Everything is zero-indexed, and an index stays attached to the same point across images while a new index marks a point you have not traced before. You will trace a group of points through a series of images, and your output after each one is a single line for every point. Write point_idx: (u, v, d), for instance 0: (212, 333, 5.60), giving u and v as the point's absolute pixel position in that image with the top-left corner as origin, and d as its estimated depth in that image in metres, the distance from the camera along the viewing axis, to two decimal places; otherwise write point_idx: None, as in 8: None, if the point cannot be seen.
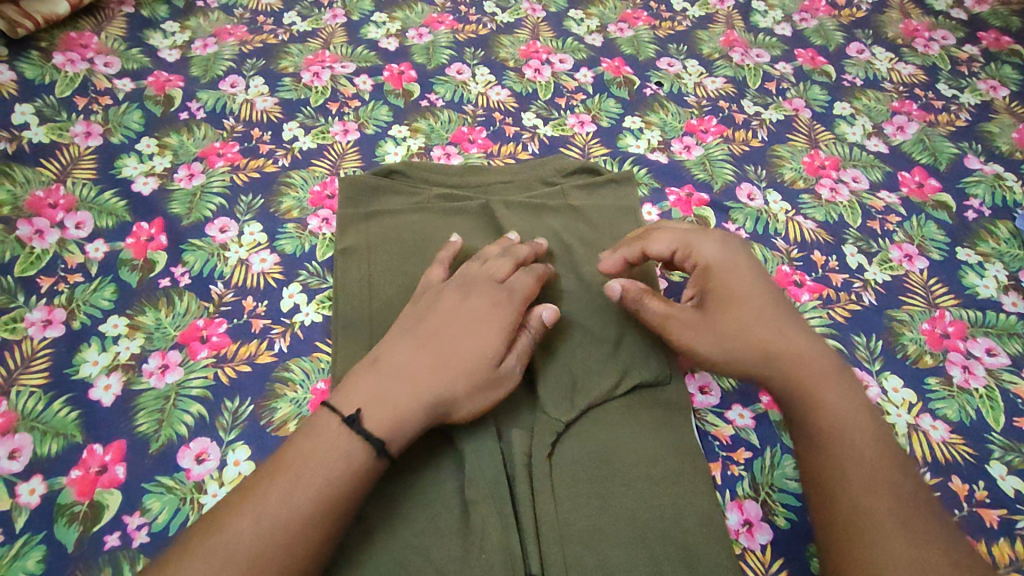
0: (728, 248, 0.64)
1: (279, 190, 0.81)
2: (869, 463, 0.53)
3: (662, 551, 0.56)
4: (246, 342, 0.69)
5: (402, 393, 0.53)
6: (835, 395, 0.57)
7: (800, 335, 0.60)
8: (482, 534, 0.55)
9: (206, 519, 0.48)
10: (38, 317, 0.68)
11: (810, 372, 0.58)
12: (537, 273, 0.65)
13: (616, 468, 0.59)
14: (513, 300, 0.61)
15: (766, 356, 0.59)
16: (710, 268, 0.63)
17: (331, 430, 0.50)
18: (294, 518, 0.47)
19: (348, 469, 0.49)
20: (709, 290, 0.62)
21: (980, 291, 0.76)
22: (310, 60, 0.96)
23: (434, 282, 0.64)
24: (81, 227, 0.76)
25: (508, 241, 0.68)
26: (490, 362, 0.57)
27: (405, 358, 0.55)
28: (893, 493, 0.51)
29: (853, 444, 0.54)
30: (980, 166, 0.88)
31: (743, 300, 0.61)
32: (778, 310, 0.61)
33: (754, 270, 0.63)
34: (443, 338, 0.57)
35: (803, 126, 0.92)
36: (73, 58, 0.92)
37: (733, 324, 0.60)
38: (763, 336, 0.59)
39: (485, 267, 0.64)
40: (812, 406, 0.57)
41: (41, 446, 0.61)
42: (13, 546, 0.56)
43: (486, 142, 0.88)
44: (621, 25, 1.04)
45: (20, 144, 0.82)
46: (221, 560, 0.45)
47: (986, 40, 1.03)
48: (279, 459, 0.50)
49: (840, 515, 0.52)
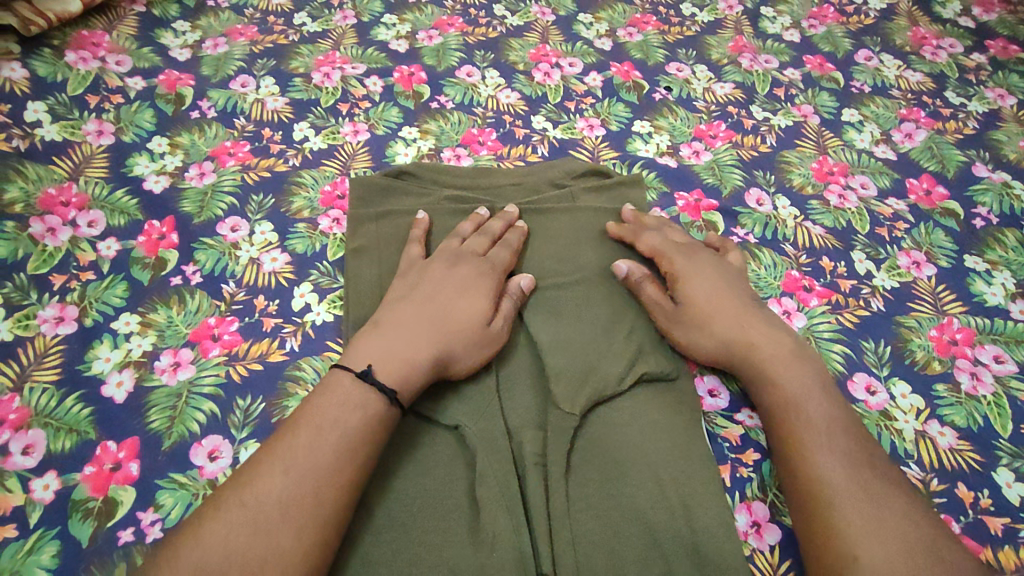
0: (695, 254, 0.71)
1: (290, 190, 0.82)
2: (825, 436, 0.56)
3: (672, 550, 0.56)
4: (258, 341, 0.69)
5: (406, 350, 0.57)
6: (793, 374, 0.61)
7: (761, 323, 0.64)
8: (493, 532, 0.55)
9: (234, 475, 0.50)
10: (50, 314, 0.69)
11: (770, 354, 0.62)
12: (513, 247, 0.71)
13: (627, 468, 0.60)
14: (496, 269, 0.67)
15: (733, 343, 0.63)
16: (679, 266, 0.69)
17: (345, 386, 0.54)
18: (319, 463, 0.50)
19: (365, 416, 0.53)
20: (680, 284, 0.68)
21: (988, 299, 0.76)
22: (320, 60, 0.96)
23: (417, 258, 0.69)
24: (93, 225, 0.76)
25: (480, 216, 0.73)
26: (484, 320, 0.62)
27: (404, 320, 0.60)
28: (850, 462, 0.55)
29: (809, 419, 0.58)
30: (989, 174, 0.88)
31: (708, 291, 0.66)
32: (744, 304, 0.66)
33: (723, 271, 0.69)
34: (438, 301, 0.62)
35: (812, 132, 0.92)
36: (85, 57, 0.92)
37: (703, 313, 0.65)
38: (726, 324, 0.64)
39: (465, 243, 0.69)
40: (771, 387, 0.61)
41: (54, 442, 0.61)
42: (26, 541, 0.56)
43: (496, 144, 0.88)
44: (630, 29, 1.04)
45: (33, 141, 0.82)
46: (255, 508, 0.47)
47: (994, 49, 1.04)
48: (300, 415, 0.53)
49: (805, 491, 0.55)
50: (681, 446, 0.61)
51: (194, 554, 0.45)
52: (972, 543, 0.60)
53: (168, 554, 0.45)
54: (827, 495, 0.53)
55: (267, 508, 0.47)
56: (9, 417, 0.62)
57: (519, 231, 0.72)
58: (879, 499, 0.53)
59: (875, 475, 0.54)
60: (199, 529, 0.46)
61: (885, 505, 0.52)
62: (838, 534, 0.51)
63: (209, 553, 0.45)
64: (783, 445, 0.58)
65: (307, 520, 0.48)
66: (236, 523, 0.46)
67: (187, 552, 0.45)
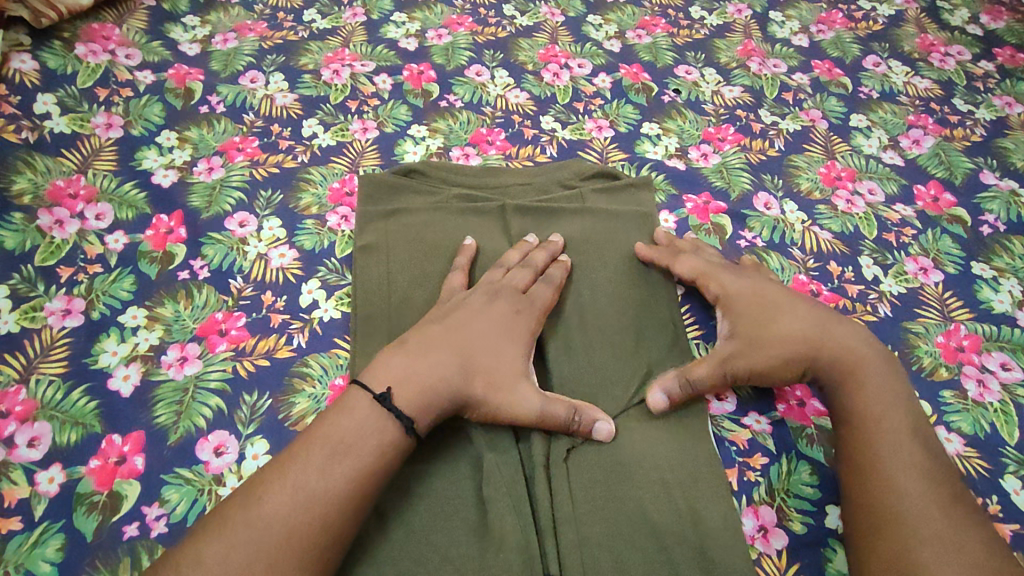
0: (741, 273, 0.69)
1: (299, 186, 0.82)
2: (904, 445, 0.56)
3: (679, 553, 0.56)
4: (265, 336, 0.69)
5: (430, 375, 0.56)
6: (880, 377, 0.60)
7: (843, 327, 0.64)
8: (501, 533, 0.55)
9: (245, 489, 0.50)
10: (58, 306, 0.69)
11: (856, 357, 0.61)
12: (556, 285, 0.68)
13: (632, 470, 0.60)
14: (534, 308, 0.65)
15: (812, 348, 0.62)
16: (731, 290, 0.68)
17: (363, 408, 0.53)
18: (329, 491, 0.49)
19: (380, 444, 0.52)
20: (736, 311, 0.66)
21: (994, 306, 0.76)
22: (329, 57, 0.96)
23: (457, 288, 0.67)
24: (101, 218, 0.76)
25: (526, 244, 0.71)
26: (518, 366, 0.60)
27: (433, 346, 0.58)
28: (926, 476, 0.55)
29: (891, 426, 0.58)
30: (996, 182, 0.88)
31: (776, 309, 0.65)
32: (822, 313, 0.65)
33: (772, 284, 0.68)
34: (469, 334, 0.60)
35: (820, 136, 0.92)
36: (95, 50, 0.92)
37: (778, 326, 0.63)
38: (804, 336, 0.63)
39: (508, 274, 0.67)
40: (855, 389, 0.60)
41: (60, 435, 0.61)
42: (32, 533, 0.56)
43: (505, 144, 0.88)
44: (640, 32, 1.04)
45: (42, 133, 0.82)
46: (261, 530, 0.47)
47: (1002, 57, 1.04)
48: (313, 434, 0.52)
49: (873, 498, 0.55)
50: (688, 448, 0.62)
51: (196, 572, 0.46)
52: None
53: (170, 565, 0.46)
54: (895, 504, 0.54)
55: (271, 534, 0.47)
56: (15, 409, 0.62)
57: (563, 265, 0.70)
58: (951, 516, 0.53)
59: (949, 491, 0.54)
60: (203, 546, 0.47)
61: (956, 522, 0.52)
62: (905, 546, 0.52)
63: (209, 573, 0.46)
64: (859, 447, 0.58)
65: (310, 548, 0.48)
66: (240, 547, 0.46)
67: (188, 569, 0.46)
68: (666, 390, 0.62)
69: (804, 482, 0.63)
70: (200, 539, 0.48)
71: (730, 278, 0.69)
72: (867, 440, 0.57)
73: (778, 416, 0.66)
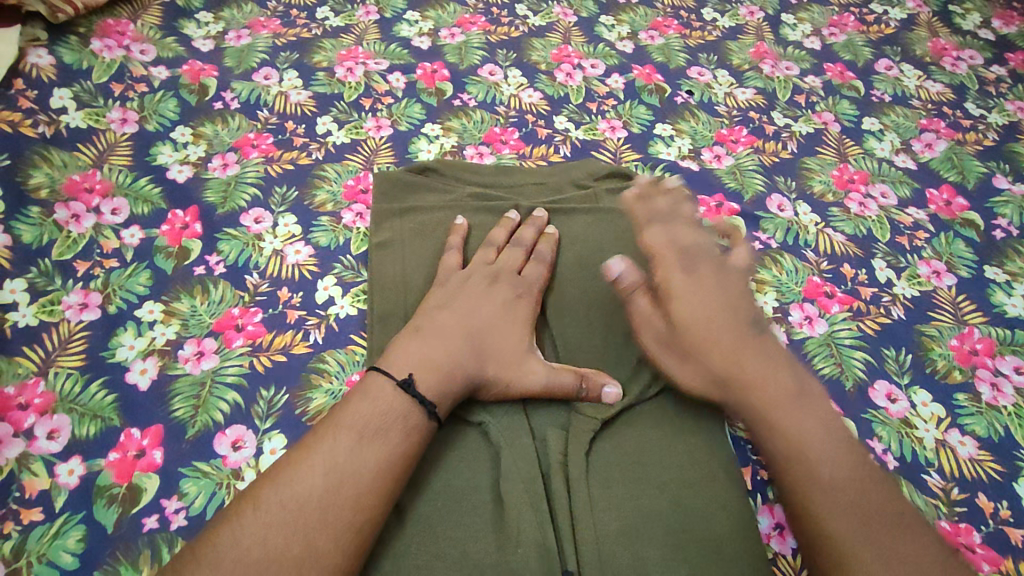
0: (694, 269, 0.67)
1: (314, 183, 0.82)
2: (834, 484, 0.53)
3: (699, 552, 0.56)
4: (281, 332, 0.69)
5: (447, 361, 0.57)
6: (793, 411, 0.56)
7: (756, 355, 0.60)
8: (519, 529, 0.55)
9: (273, 472, 0.51)
10: (74, 300, 0.69)
11: (766, 392, 0.58)
12: (548, 263, 0.70)
13: (650, 469, 0.60)
14: (532, 290, 0.67)
15: (724, 379, 0.59)
16: (672, 288, 0.65)
17: (386, 393, 0.54)
18: (361, 472, 0.50)
19: (406, 427, 0.53)
20: (670, 311, 0.64)
21: (1008, 310, 0.77)
22: (343, 55, 0.96)
23: (453, 268, 0.68)
24: (117, 213, 0.76)
25: (511, 221, 0.73)
26: (523, 347, 0.62)
27: (444, 332, 0.59)
28: (863, 516, 0.51)
29: (813, 465, 0.54)
30: (1008, 186, 0.88)
31: (703, 323, 0.62)
32: (751, 338, 0.61)
33: (720, 287, 0.65)
34: (478, 318, 0.61)
35: (833, 139, 0.92)
36: (110, 45, 0.93)
37: (692, 345, 0.62)
38: (724, 360, 0.60)
39: (502, 255, 0.69)
40: (771, 427, 0.56)
41: (78, 428, 0.61)
42: (52, 525, 0.56)
43: (518, 143, 0.88)
44: (652, 33, 1.04)
45: (58, 127, 0.83)
46: (296, 509, 0.48)
47: (1014, 61, 1.04)
48: (339, 418, 0.53)
49: (819, 548, 0.52)
50: (705, 448, 0.62)
51: (234, 551, 0.46)
52: (992, 553, 0.60)
53: (205, 544, 0.47)
54: (842, 553, 0.51)
55: (307, 513, 0.48)
56: (34, 402, 0.62)
57: (552, 242, 0.72)
58: (897, 555, 0.50)
59: (889, 529, 0.51)
60: (239, 524, 0.47)
61: (903, 563, 0.50)
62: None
63: (247, 553, 0.46)
64: (792, 493, 0.54)
65: (344, 529, 0.48)
66: (278, 526, 0.47)
67: (225, 547, 0.46)
68: (625, 269, 0.69)
69: None
70: (233, 521, 0.48)
71: (679, 267, 0.67)
72: (797, 485, 0.54)
73: None
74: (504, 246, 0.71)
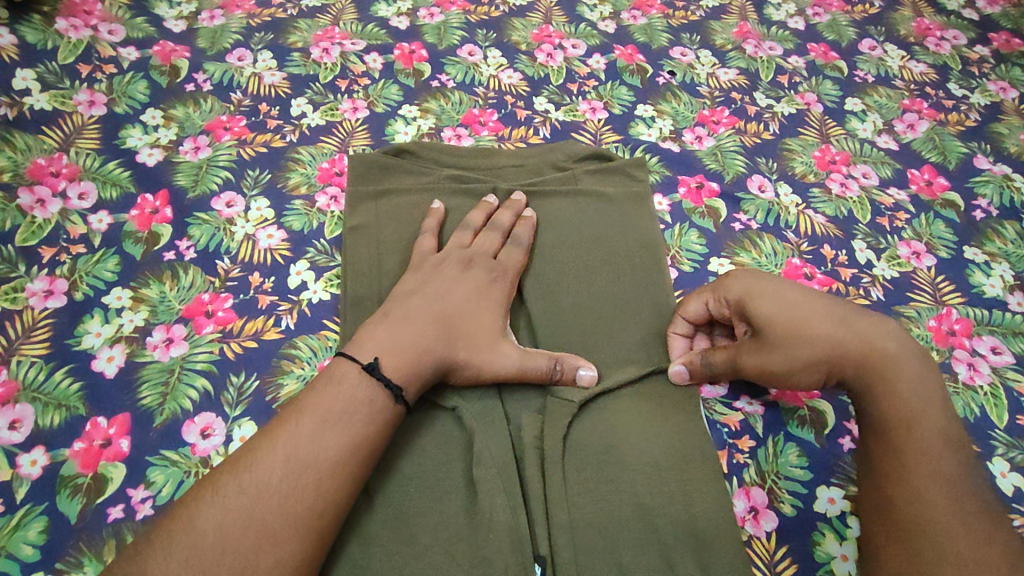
0: (754, 272, 0.63)
1: (287, 166, 0.80)
2: (927, 432, 0.54)
3: (671, 535, 0.56)
4: (252, 318, 0.68)
5: (417, 344, 0.56)
6: (909, 377, 0.56)
7: (855, 333, 0.58)
8: (490, 513, 0.55)
9: (235, 457, 0.50)
10: (39, 287, 0.67)
11: (887, 356, 0.57)
12: (524, 246, 0.69)
13: (625, 453, 0.59)
14: (507, 274, 0.66)
15: (837, 351, 0.58)
16: (749, 285, 0.61)
17: (351, 376, 0.53)
18: (323, 458, 0.49)
19: (371, 411, 0.52)
20: (751, 315, 0.60)
21: (986, 290, 0.77)
22: (319, 35, 0.94)
23: (428, 252, 0.67)
24: (84, 198, 0.74)
25: (487, 204, 0.72)
26: (497, 332, 0.61)
27: (415, 316, 0.58)
28: (956, 495, 0.51)
29: (924, 440, 0.53)
30: (989, 167, 0.88)
31: (790, 317, 0.59)
32: (846, 315, 0.59)
33: (794, 283, 0.62)
34: (450, 302, 0.61)
35: (815, 120, 0.92)
36: (77, 25, 0.90)
37: (791, 340, 0.58)
38: (826, 342, 0.58)
39: (477, 239, 0.68)
40: (887, 395, 0.56)
41: (42, 417, 0.60)
42: (14, 517, 0.55)
43: (497, 125, 0.87)
44: (635, 12, 1.02)
45: (21, 110, 0.80)
46: (254, 495, 0.47)
47: (997, 42, 1.03)
48: (303, 401, 0.52)
49: (890, 479, 0.53)
50: (679, 431, 0.61)
51: (189, 537, 0.45)
52: None
53: (162, 532, 0.46)
54: (921, 520, 0.50)
55: (266, 497, 0.47)
56: None
57: (528, 224, 0.71)
58: (982, 536, 0.49)
59: (980, 513, 0.50)
60: (196, 510, 0.46)
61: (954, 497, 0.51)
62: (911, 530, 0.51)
63: (204, 540, 0.45)
64: (886, 459, 0.54)
65: (304, 515, 0.47)
66: (235, 513, 0.46)
67: (182, 534, 0.45)
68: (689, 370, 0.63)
69: (792, 464, 0.63)
70: (191, 508, 0.47)
71: (742, 282, 0.62)
72: (898, 450, 0.54)
73: (771, 398, 0.66)
74: (480, 229, 0.70)
